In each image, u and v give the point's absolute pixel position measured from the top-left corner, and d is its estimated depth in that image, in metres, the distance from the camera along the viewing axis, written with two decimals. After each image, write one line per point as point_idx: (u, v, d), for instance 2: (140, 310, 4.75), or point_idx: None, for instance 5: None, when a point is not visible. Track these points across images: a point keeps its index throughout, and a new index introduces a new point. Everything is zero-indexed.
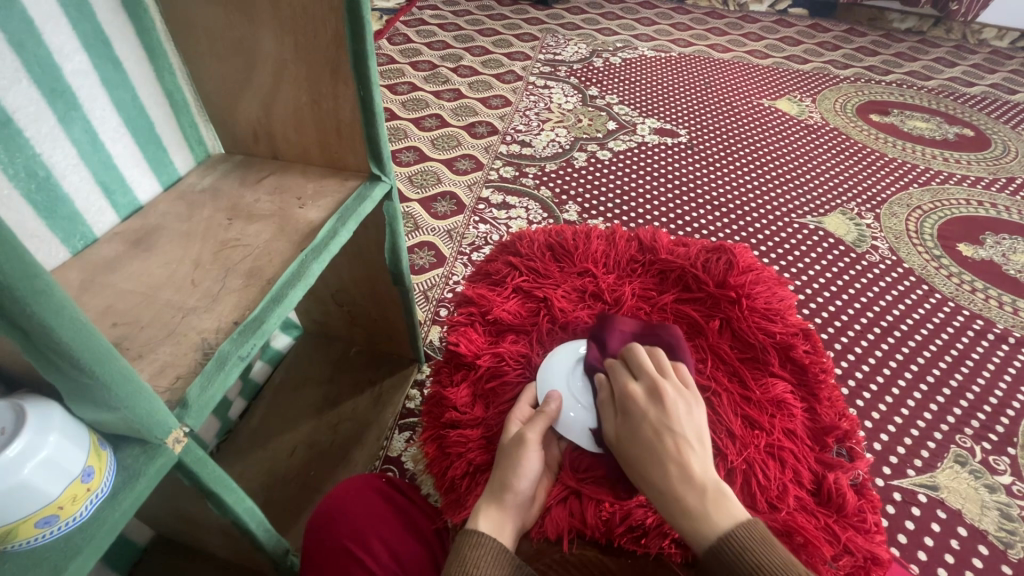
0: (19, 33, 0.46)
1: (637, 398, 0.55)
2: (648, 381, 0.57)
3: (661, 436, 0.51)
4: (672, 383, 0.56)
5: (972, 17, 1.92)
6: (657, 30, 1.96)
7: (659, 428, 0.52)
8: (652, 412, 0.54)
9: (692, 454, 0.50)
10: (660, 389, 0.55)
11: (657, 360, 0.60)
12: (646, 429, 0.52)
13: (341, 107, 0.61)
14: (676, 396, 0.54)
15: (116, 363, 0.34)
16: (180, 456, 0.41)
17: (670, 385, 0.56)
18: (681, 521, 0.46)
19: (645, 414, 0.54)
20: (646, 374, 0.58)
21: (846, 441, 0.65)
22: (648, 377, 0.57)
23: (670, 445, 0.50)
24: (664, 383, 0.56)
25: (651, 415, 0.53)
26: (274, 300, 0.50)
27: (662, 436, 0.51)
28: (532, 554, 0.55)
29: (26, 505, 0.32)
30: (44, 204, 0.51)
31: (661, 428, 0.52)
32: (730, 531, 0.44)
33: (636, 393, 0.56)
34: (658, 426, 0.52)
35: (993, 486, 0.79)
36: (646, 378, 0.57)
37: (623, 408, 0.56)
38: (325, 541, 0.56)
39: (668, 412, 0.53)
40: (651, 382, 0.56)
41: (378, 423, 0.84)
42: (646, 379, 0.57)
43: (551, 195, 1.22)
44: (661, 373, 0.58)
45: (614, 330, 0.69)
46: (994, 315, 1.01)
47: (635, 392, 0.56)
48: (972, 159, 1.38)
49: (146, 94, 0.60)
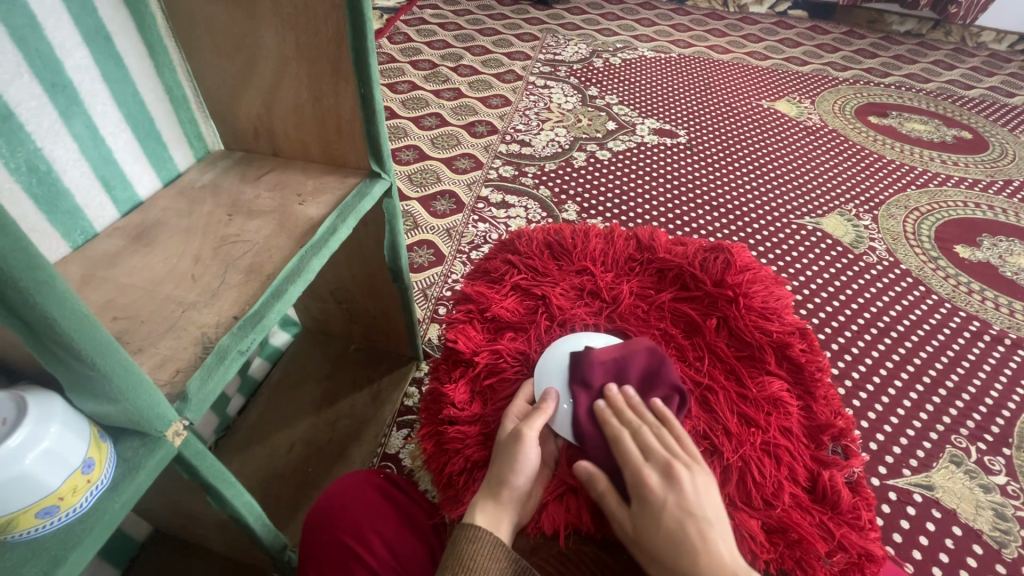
0: (21, 28, 0.47)
1: (651, 482, 0.51)
2: (658, 463, 0.53)
3: (686, 527, 0.47)
4: (684, 464, 0.53)
5: (971, 21, 1.93)
6: (657, 31, 1.97)
7: (682, 518, 0.48)
8: (670, 498, 0.49)
9: (719, 543, 0.46)
10: (674, 471, 0.51)
11: (661, 434, 0.56)
12: (669, 518, 0.48)
13: (342, 105, 0.61)
14: (691, 479, 0.51)
15: (117, 355, 0.35)
16: (179, 449, 0.41)
17: (684, 468, 0.52)
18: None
19: (663, 502, 0.49)
20: (655, 453, 0.54)
21: (841, 439, 0.66)
22: (658, 457, 0.53)
23: (697, 537, 0.46)
24: (677, 464, 0.52)
25: (670, 502, 0.49)
26: (274, 294, 0.50)
27: (687, 527, 0.47)
28: (528, 550, 0.56)
29: (27, 495, 0.33)
30: (45, 198, 0.51)
31: (683, 517, 0.48)
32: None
33: (648, 477, 0.52)
34: (680, 516, 0.48)
35: (988, 486, 0.79)
36: (656, 459, 0.53)
37: (635, 494, 0.51)
38: (324, 535, 0.56)
39: (687, 498, 0.49)
40: (662, 463, 0.52)
41: (376, 421, 0.85)
42: (657, 460, 0.53)
43: (551, 194, 1.23)
44: (669, 450, 0.54)
45: (592, 364, 0.64)
46: (990, 316, 1.02)
47: (648, 475, 0.52)
48: (970, 162, 1.38)
49: (146, 90, 0.60)
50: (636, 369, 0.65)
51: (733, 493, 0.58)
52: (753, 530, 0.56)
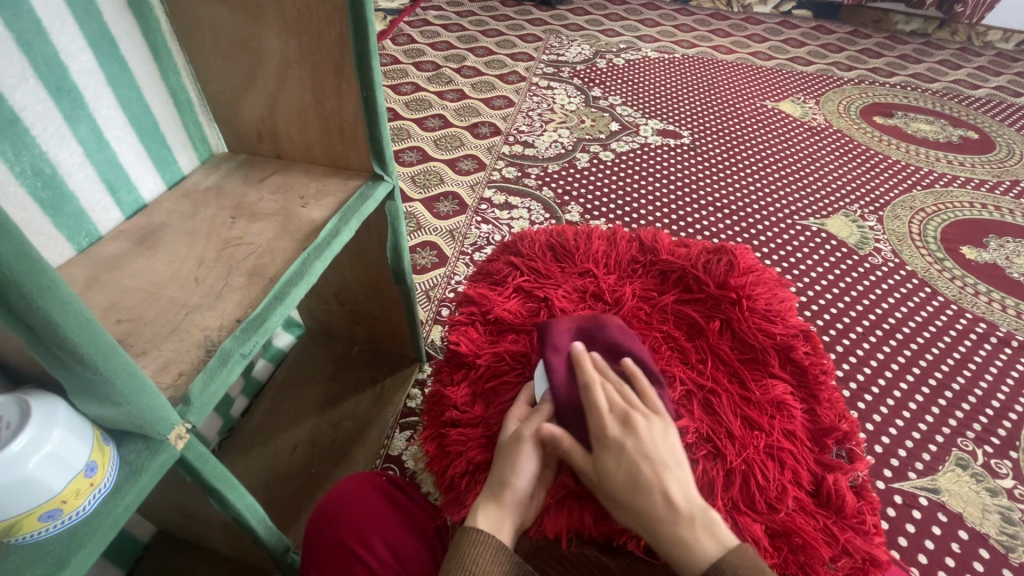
0: (27, 32, 0.47)
1: (610, 430, 0.54)
2: (617, 413, 0.55)
3: (641, 467, 0.50)
4: (643, 413, 0.55)
5: (978, 19, 1.91)
6: (661, 31, 1.97)
7: (638, 459, 0.51)
8: (628, 442, 0.52)
9: (672, 479, 0.49)
10: (632, 419, 0.54)
11: (624, 389, 0.59)
12: (625, 461, 0.51)
13: (344, 108, 0.61)
14: (648, 425, 0.54)
15: (120, 359, 0.35)
16: (182, 452, 0.42)
17: (641, 415, 0.55)
18: (672, 550, 0.46)
19: (621, 445, 0.52)
20: (616, 404, 0.56)
21: (846, 442, 0.65)
22: (618, 408, 0.56)
23: (651, 475, 0.49)
24: (635, 413, 0.55)
25: (627, 446, 0.52)
26: (277, 297, 0.50)
27: (642, 467, 0.50)
28: (531, 552, 0.56)
29: (30, 498, 0.33)
30: (50, 202, 0.51)
31: (639, 458, 0.51)
32: (722, 556, 0.44)
33: (608, 425, 0.54)
34: (636, 456, 0.51)
35: (995, 490, 0.79)
36: (616, 409, 0.56)
37: (596, 441, 0.54)
38: (327, 539, 0.56)
39: (643, 441, 0.52)
40: (622, 412, 0.55)
41: (379, 422, 0.85)
42: (618, 409, 0.56)
43: (554, 196, 1.23)
44: (630, 402, 0.57)
45: (559, 330, 0.68)
46: (997, 318, 1.01)
47: (608, 424, 0.54)
48: (976, 162, 1.37)
49: (151, 93, 0.61)
50: (603, 336, 0.67)
51: (736, 496, 0.58)
52: (756, 534, 0.56)
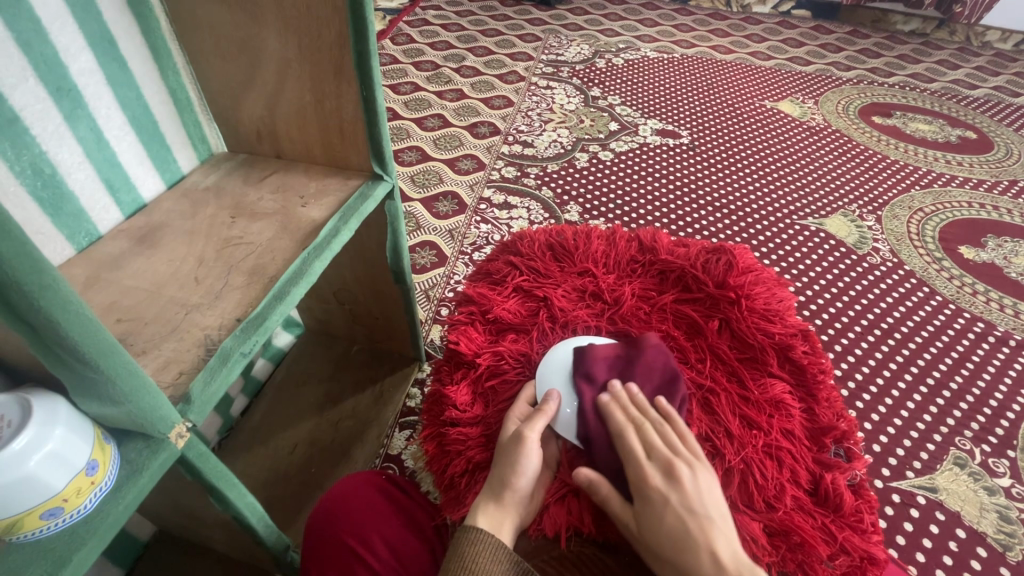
0: (26, 32, 0.47)
1: (653, 481, 0.53)
2: (660, 461, 0.54)
3: (688, 525, 0.49)
4: (686, 462, 0.54)
5: (976, 20, 1.92)
6: (660, 31, 1.97)
7: (683, 514, 0.50)
8: (672, 497, 0.51)
9: (719, 539, 0.48)
10: (675, 470, 0.53)
11: (662, 430, 0.58)
12: (670, 516, 0.50)
13: (344, 107, 0.61)
14: (692, 476, 0.53)
15: (121, 357, 0.35)
16: (182, 451, 0.42)
17: (685, 465, 0.54)
18: None
19: (665, 500, 0.51)
20: (658, 452, 0.55)
21: (844, 441, 0.66)
22: (661, 455, 0.55)
23: (698, 534, 0.48)
24: (678, 462, 0.54)
25: (672, 500, 0.51)
26: (277, 296, 0.50)
27: (688, 524, 0.49)
28: (530, 551, 0.56)
29: (31, 497, 0.33)
30: (50, 201, 0.51)
31: (684, 514, 0.50)
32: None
33: (651, 477, 0.53)
34: (682, 513, 0.50)
35: (992, 488, 0.79)
36: (658, 457, 0.55)
37: (637, 493, 0.53)
38: (326, 537, 0.56)
39: (688, 496, 0.51)
40: (664, 461, 0.54)
41: (379, 421, 0.85)
42: (660, 458, 0.55)
43: (553, 195, 1.23)
44: (670, 448, 0.56)
45: (595, 359, 0.66)
46: (994, 317, 1.02)
47: (650, 474, 0.53)
48: (974, 162, 1.38)
49: (150, 93, 0.61)
50: (641, 365, 0.65)
51: (734, 495, 0.58)
52: (754, 532, 0.56)
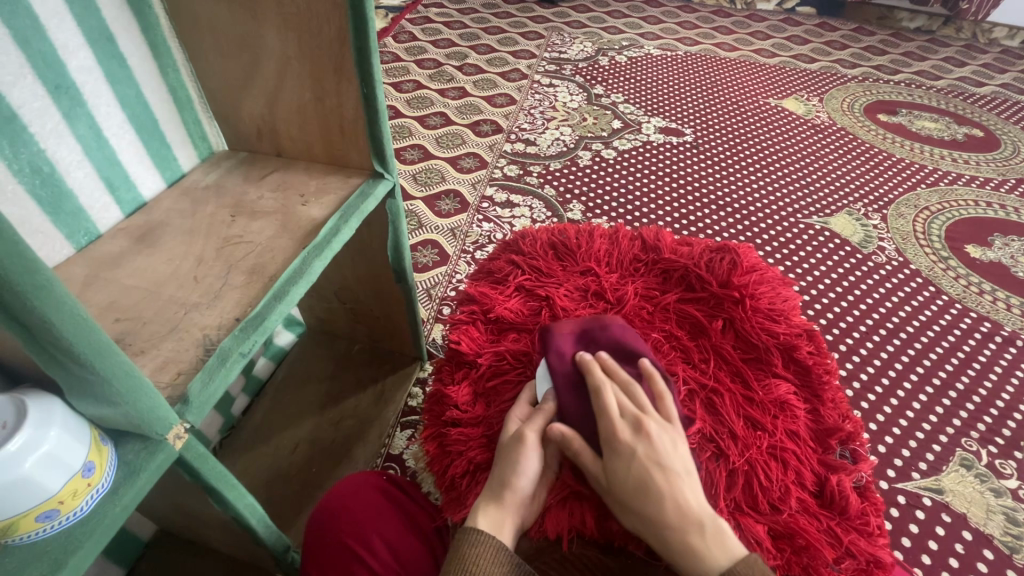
0: (24, 29, 0.46)
1: (622, 434, 0.53)
2: (629, 417, 0.55)
3: (653, 476, 0.50)
4: (655, 419, 0.55)
5: (983, 17, 1.90)
6: (664, 29, 1.96)
7: (650, 466, 0.50)
8: (640, 449, 0.52)
9: (685, 489, 0.49)
10: (645, 425, 0.53)
11: (633, 390, 0.58)
12: (637, 467, 0.50)
13: (345, 105, 0.60)
14: (661, 431, 0.53)
15: (117, 358, 0.34)
16: (181, 452, 0.41)
17: (654, 422, 0.54)
18: (682, 559, 0.46)
19: (632, 451, 0.51)
20: (627, 410, 0.55)
21: (849, 443, 0.65)
22: (630, 412, 0.55)
23: (664, 483, 0.49)
24: (648, 418, 0.54)
25: (639, 452, 0.51)
26: (276, 296, 0.50)
27: (654, 475, 0.50)
28: (532, 553, 0.55)
29: (26, 500, 0.33)
30: (49, 200, 0.51)
31: (652, 466, 0.50)
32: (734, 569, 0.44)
33: (620, 430, 0.53)
34: (647, 465, 0.50)
35: (999, 490, 0.78)
36: (628, 414, 0.55)
37: (606, 445, 0.53)
38: (327, 537, 0.56)
39: (656, 449, 0.51)
40: (634, 417, 0.54)
41: (380, 421, 0.84)
42: (630, 414, 0.55)
43: (555, 194, 1.22)
44: (641, 406, 0.56)
45: (562, 335, 0.67)
46: (1002, 317, 1.00)
47: (619, 428, 0.53)
48: (982, 160, 1.37)
49: (150, 91, 0.60)
50: (607, 339, 0.66)
51: (738, 496, 0.58)
52: (760, 535, 0.55)
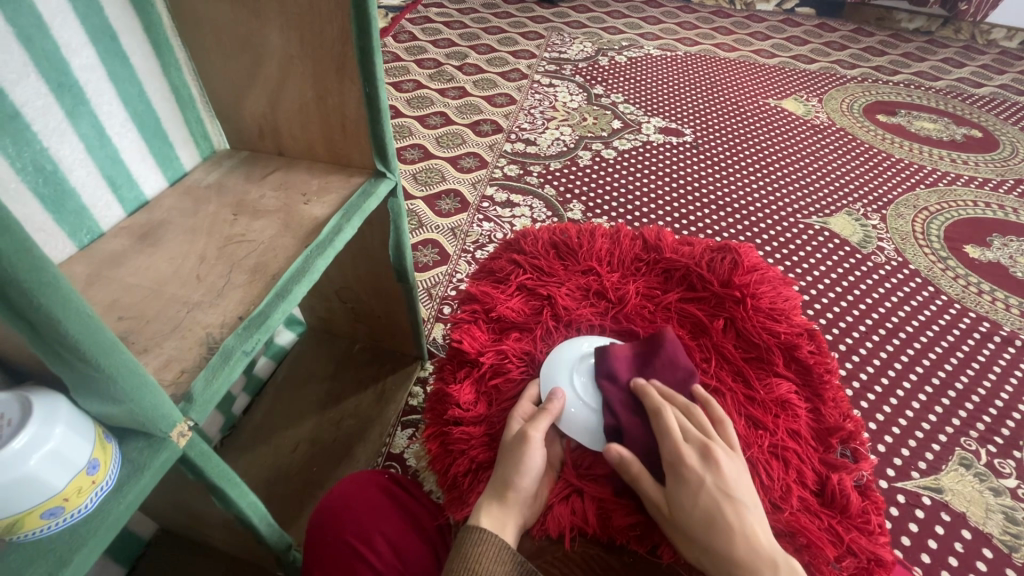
0: (27, 27, 0.46)
1: (689, 460, 0.52)
2: (695, 443, 0.54)
3: (723, 507, 0.49)
4: (721, 447, 0.54)
5: (982, 18, 1.90)
6: (663, 29, 1.96)
7: (719, 497, 0.49)
8: (708, 478, 0.51)
9: (755, 524, 0.48)
10: (713, 453, 0.52)
11: (696, 415, 0.57)
12: (705, 497, 0.49)
13: (347, 104, 0.61)
14: (728, 461, 0.52)
15: (122, 356, 0.35)
16: (184, 450, 0.41)
17: (720, 450, 0.53)
18: None
19: (701, 480, 0.51)
20: (692, 435, 0.55)
21: (850, 442, 0.65)
22: (696, 438, 0.54)
23: (734, 517, 0.48)
24: (714, 445, 0.53)
25: (708, 481, 0.50)
26: (279, 294, 0.50)
27: (724, 506, 0.49)
28: (534, 552, 0.55)
29: (31, 497, 0.33)
30: (52, 198, 0.51)
31: (721, 497, 0.49)
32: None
33: (687, 458, 0.52)
34: (717, 495, 0.49)
35: (998, 489, 0.79)
36: (693, 440, 0.54)
37: (671, 471, 0.52)
38: (328, 536, 0.56)
39: (724, 478, 0.51)
40: (700, 443, 0.54)
41: (381, 420, 0.84)
42: (694, 440, 0.54)
43: (555, 194, 1.22)
44: (704, 432, 0.55)
45: (615, 357, 0.65)
46: (1000, 317, 1.01)
47: (686, 454, 0.53)
48: (980, 160, 1.37)
49: (152, 89, 0.60)
50: (661, 359, 0.64)
51: None
52: None
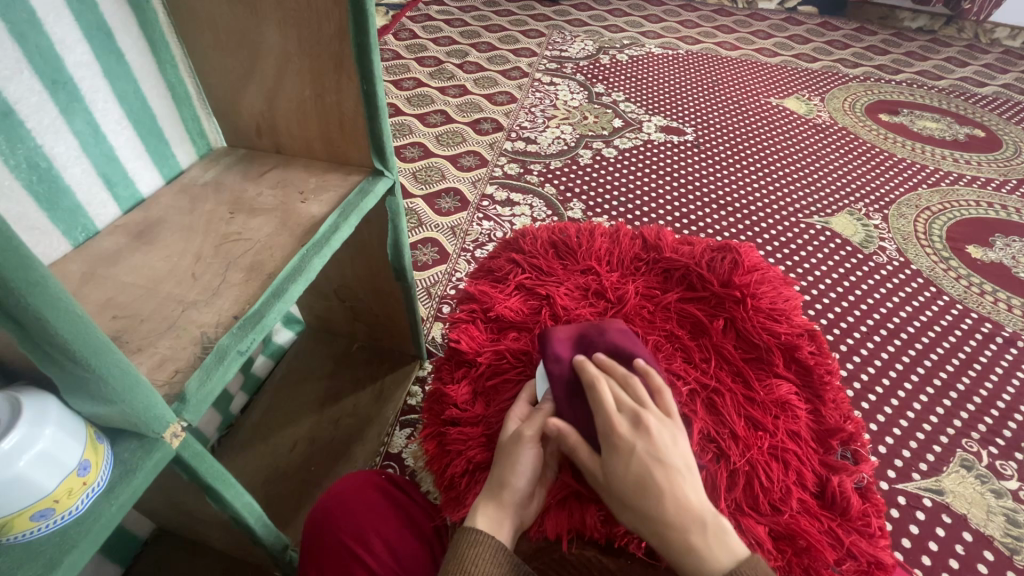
0: (21, 24, 0.46)
1: (620, 429, 0.51)
2: (627, 411, 0.52)
3: (653, 472, 0.47)
4: (654, 413, 0.52)
5: (985, 17, 1.89)
6: (665, 27, 1.95)
7: (650, 463, 0.48)
8: (639, 444, 0.49)
9: (685, 487, 0.47)
10: (644, 419, 0.51)
11: (631, 383, 0.56)
12: (635, 463, 0.48)
13: (344, 102, 0.60)
14: (661, 426, 0.51)
15: (114, 356, 0.34)
16: (178, 451, 0.41)
17: (653, 416, 0.52)
18: (682, 560, 0.44)
19: (631, 447, 0.49)
20: (625, 404, 0.53)
21: (851, 444, 0.65)
22: (629, 407, 0.53)
23: (664, 481, 0.47)
24: (647, 413, 0.52)
25: (638, 448, 0.49)
26: (275, 294, 0.49)
27: (654, 471, 0.47)
28: (531, 554, 0.56)
29: (20, 498, 0.32)
30: (46, 196, 0.51)
31: (652, 463, 0.48)
32: (736, 569, 0.42)
33: (619, 426, 0.51)
34: (648, 461, 0.48)
35: (1000, 491, 0.78)
36: (626, 408, 0.53)
37: (604, 441, 0.51)
38: (325, 537, 0.56)
39: (656, 444, 0.49)
40: (632, 411, 0.52)
41: (379, 419, 0.84)
42: (627, 409, 0.53)
43: (556, 193, 1.22)
44: (640, 401, 0.54)
45: (557, 340, 0.64)
46: (1003, 318, 1.00)
47: (617, 423, 0.51)
48: (983, 160, 1.36)
49: (148, 86, 0.60)
50: (604, 342, 0.64)
51: (739, 497, 0.57)
52: (761, 536, 0.55)
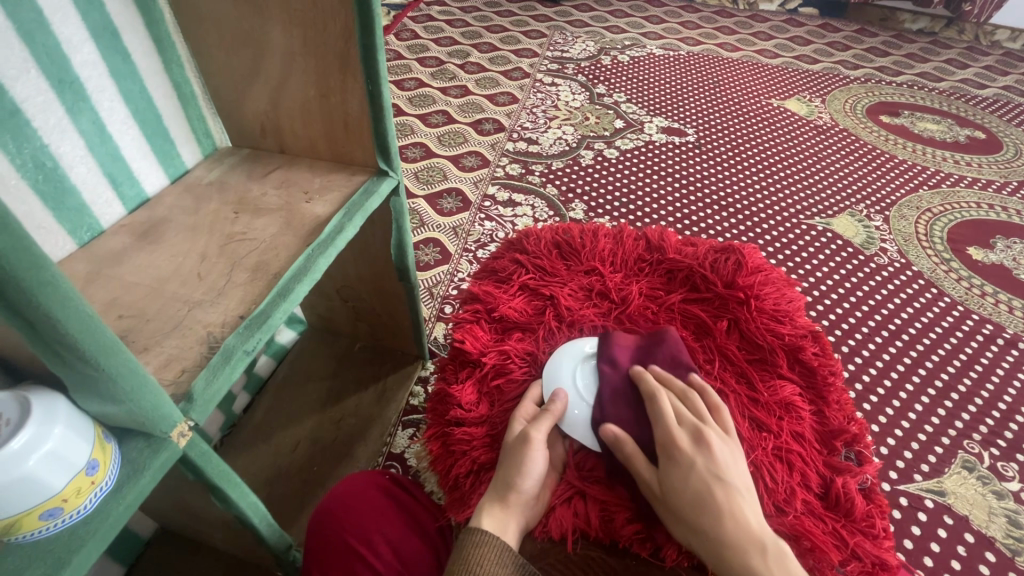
0: (28, 23, 0.46)
1: (681, 443, 0.52)
2: (688, 426, 0.54)
3: (714, 489, 0.49)
4: (715, 431, 0.54)
5: (985, 18, 1.90)
6: (666, 28, 1.95)
7: (710, 479, 0.49)
8: (699, 460, 0.51)
9: (745, 508, 0.48)
10: (705, 435, 0.53)
11: (691, 401, 0.58)
12: (695, 478, 0.50)
13: (349, 102, 0.60)
14: (722, 445, 0.52)
15: (122, 355, 0.34)
16: (184, 450, 0.41)
17: (714, 434, 0.54)
18: None
19: (692, 462, 0.51)
20: (685, 418, 0.55)
21: (854, 445, 0.66)
22: (689, 422, 0.55)
23: (724, 499, 0.48)
24: (708, 430, 0.54)
25: (698, 463, 0.51)
26: (281, 294, 0.50)
27: (714, 488, 0.49)
28: (536, 553, 0.55)
29: (30, 496, 0.32)
30: (52, 195, 0.51)
31: (712, 480, 0.49)
32: None
33: (678, 438, 0.53)
34: (709, 478, 0.49)
35: (1001, 492, 0.78)
36: (687, 423, 0.55)
37: (664, 453, 0.53)
38: (328, 537, 0.56)
39: (716, 461, 0.51)
40: (693, 427, 0.54)
41: (382, 420, 0.84)
42: (688, 423, 0.55)
43: (557, 193, 1.22)
44: (700, 418, 0.56)
45: (618, 346, 0.67)
46: (1004, 319, 1.00)
47: (678, 437, 0.53)
48: (983, 162, 1.37)
49: (154, 86, 0.60)
50: (663, 354, 0.65)
51: None
52: None
